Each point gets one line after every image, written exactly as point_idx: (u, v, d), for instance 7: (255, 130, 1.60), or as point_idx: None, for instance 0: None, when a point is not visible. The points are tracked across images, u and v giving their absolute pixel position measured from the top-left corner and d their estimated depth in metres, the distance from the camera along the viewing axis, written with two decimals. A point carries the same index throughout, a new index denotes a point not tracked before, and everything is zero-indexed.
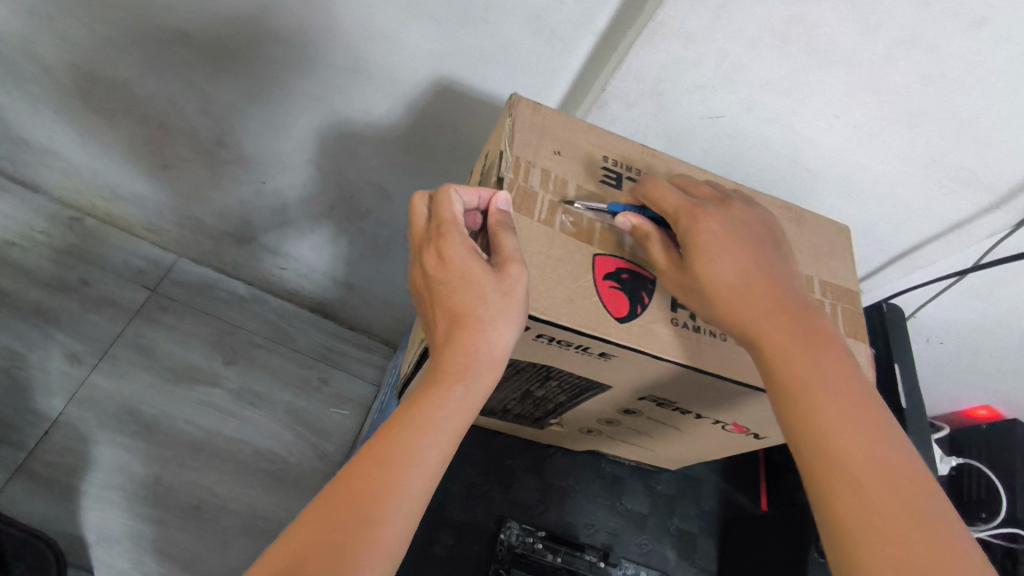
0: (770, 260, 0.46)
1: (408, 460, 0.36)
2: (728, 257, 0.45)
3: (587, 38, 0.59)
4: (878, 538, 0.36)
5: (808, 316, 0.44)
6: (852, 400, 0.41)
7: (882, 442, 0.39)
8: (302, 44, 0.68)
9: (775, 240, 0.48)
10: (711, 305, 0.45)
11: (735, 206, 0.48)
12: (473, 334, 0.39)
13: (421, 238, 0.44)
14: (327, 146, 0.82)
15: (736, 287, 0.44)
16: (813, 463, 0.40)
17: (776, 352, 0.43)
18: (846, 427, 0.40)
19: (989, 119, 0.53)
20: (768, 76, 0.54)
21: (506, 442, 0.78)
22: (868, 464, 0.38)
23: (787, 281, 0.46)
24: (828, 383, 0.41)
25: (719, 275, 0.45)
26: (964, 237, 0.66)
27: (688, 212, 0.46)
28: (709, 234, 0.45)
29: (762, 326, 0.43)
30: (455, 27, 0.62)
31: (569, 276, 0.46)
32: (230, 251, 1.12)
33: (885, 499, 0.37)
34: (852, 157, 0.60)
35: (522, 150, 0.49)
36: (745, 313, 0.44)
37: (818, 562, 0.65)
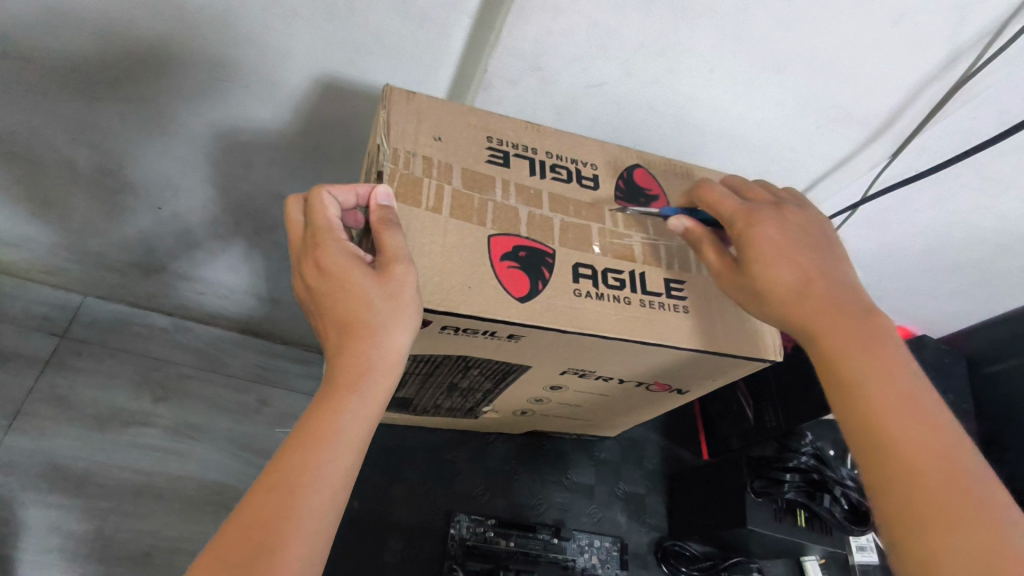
0: (826, 260, 0.47)
1: (309, 483, 0.36)
2: (786, 262, 0.46)
3: (461, 21, 0.57)
4: (935, 524, 0.37)
5: (863, 310, 0.45)
6: (908, 389, 0.41)
7: (936, 433, 0.40)
8: (166, 56, 0.63)
9: (830, 240, 0.49)
10: (771, 306, 0.46)
11: (788, 211, 0.49)
12: (365, 342, 0.40)
13: (298, 250, 0.43)
14: (217, 161, 0.78)
15: (794, 289, 0.45)
16: (870, 452, 0.40)
17: (833, 346, 0.43)
18: (902, 416, 0.40)
19: (849, 57, 0.55)
20: (640, 39, 0.54)
21: (447, 436, 0.78)
22: (924, 454, 0.39)
23: (843, 278, 0.47)
24: (883, 372, 0.42)
25: (776, 279, 0.46)
26: (849, 171, 0.69)
27: (744, 218, 0.48)
28: (765, 240, 0.47)
29: (819, 322, 0.44)
30: (323, 23, 0.59)
31: (463, 262, 0.45)
32: (140, 283, 1.06)
33: (942, 488, 0.38)
34: (733, 110, 0.61)
35: (399, 140, 0.48)
36: (802, 311, 0.45)
37: (755, 501, 0.69)
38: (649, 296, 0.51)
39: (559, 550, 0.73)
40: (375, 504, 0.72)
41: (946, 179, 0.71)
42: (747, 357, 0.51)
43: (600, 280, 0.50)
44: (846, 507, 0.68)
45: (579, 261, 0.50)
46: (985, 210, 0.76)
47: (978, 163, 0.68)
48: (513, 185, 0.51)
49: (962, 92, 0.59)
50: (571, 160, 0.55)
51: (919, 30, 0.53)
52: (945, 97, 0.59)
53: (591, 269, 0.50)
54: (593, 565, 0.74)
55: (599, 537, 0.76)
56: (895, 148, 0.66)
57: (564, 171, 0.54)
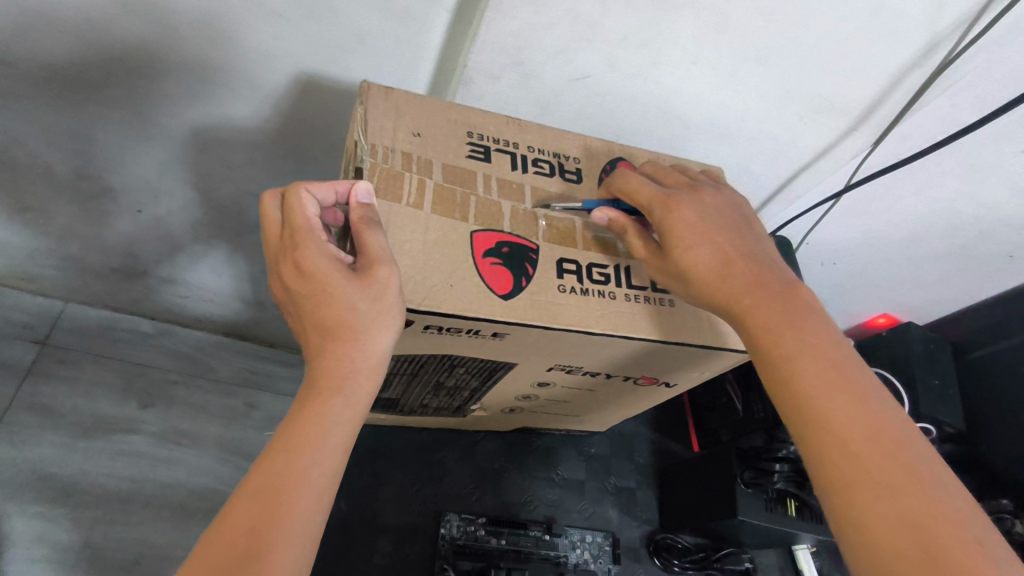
0: (747, 240, 0.47)
1: (295, 487, 0.35)
2: (706, 243, 0.46)
3: (440, 15, 0.57)
4: (869, 494, 0.37)
5: (787, 289, 0.45)
6: (836, 364, 0.41)
7: (863, 406, 0.39)
8: (141, 57, 0.62)
9: (749, 220, 0.49)
10: (697, 290, 0.46)
11: (707, 192, 0.49)
12: (348, 344, 0.39)
13: (277, 248, 0.41)
14: (196, 162, 0.76)
15: (717, 272, 0.45)
16: (804, 428, 0.40)
17: (759, 325, 0.43)
18: (832, 391, 0.40)
19: (831, 45, 0.55)
20: (623, 31, 0.54)
21: (436, 435, 0.77)
22: (855, 426, 0.39)
23: (764, 257, 0.46)
24: (811, 350, 0.42)
25: (698, 262, 0.45)
26: (832, 162, 0.69)
27: (661, 203, 0.47)
28: (685, 224, 0.46)
29: (743, 301, 0.44)
30: (302, 20, 0.58)
31: (446, 259, 0.45)
32: (122, 288, 1.04)
33: (873, 458, 0.38)
34: (716, 100, 0.61)
35: (376, 136, 0.47)
36: (725, 292, 0.45)
37: (745, 493, 0.69)
38: (635, 290, 0.50)
39: (550, 547, 0.73)
40: (364, 507, 0.72)
41: (927, 167, 0.71)
42: (732, 349, 0.51)
43: (584, 275, 0.49)
44: None
45: (563, 255, 0.49)
46: (967, 197, 0.76)
47: (959, 150, 0.69)
48: (495, 181, 0.50)
49: (942, 80, 0.59)
50: (553, 154, 0.54)
51: (896, 19, 0.53)
52: (926, 86, 0.59)
53: (576, 264, 0.49)
54: (585, 560, 0.74)
55: (590, 532, 0.76)
56: (877, 137, 0.66)
57: (546, 166, 0.53)
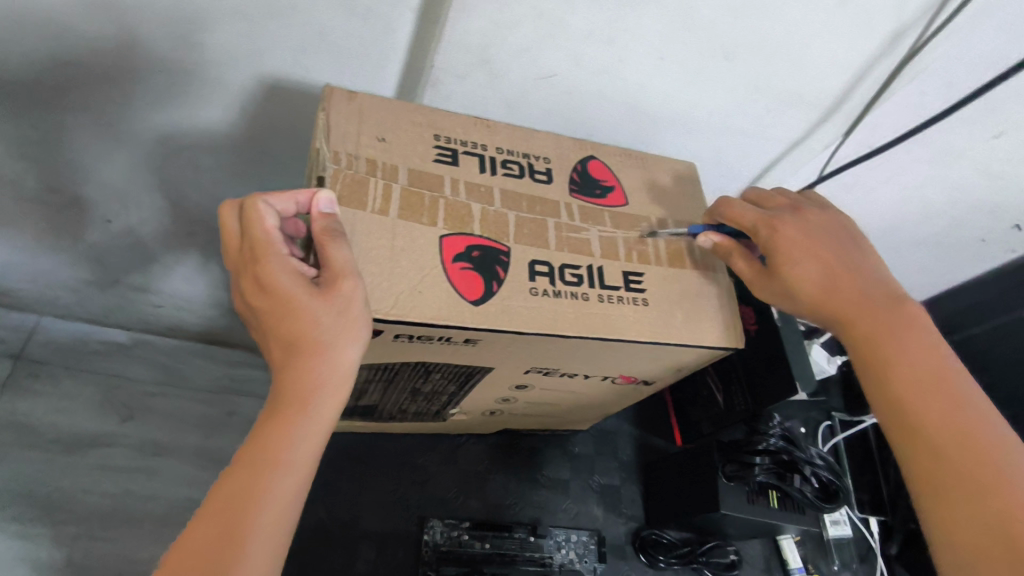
0: (850, 257, 0.49)
1: (260, 504, 0.35)
2: (811, 260, 0.48)
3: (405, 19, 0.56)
4: (956, 493, 0.41)
5: (893, 304, 0.47)
6: (935, 370, 0.45)
7: (959, 413, 0.43)
8: (98, 58, 0.59)
9: (853, 237, 0.51)
10: (803, 304, 0.49)
11: (810, 213, 0.51)
12: (312, 360, 0.38)
13: (237, 260, 0.40)
14: (162, 166, 0.74)
15: (822, 287, 0.48)
16: (899, 430, 0.45)
17: (863, 334, 0.47)
18: (928, 399, 0.44)
19: (796, 37, 0.55)
20: (589, 27, 0.53)
21: (417, 440, 0.76)
22: (948, 428, 0.43)
23: (869, 274, 0.49)
24: (910, 355, 0.46)
25: (805, 277, 0.48)
26: (804, 152, 0.70)
27: (767, 224, 0.50)
28: (791, 243, 0.49)
29: (849, 314, 0.47)
30: (261, 21, 0.56)
31: (416, 266, 0.44)
32: (98, 300, 1.01)
33: (963, 462, 0.42)
34: (684, 96, 0.61)
35: (340, 143, 0.46)
36: (830, 305, 0.48)
37: (728, 486, 0.69)
38: (608, 290, 0.50)
39: (535, 548, 0.72)
40: (344, 513, 0.71)
41: (898, 155, 0.72)
42: (706, 346, 0.51)
43: (557, 276, 0.48)
44: (815, 486, 0.69)
45: (535, 257, 0.48)
46: (937, 183, 0.77)
47: (927, 140, 0.69)
48: (463, 184, 0.49)
49: (913, 65, 0.59)
50: (522, 154, 0.53)
51: (864, 14, 0.53)
52: (894, 75, 0.60)
53: (548, 266, 0.48)
54: (571, 560, 0.73)
55: (575, 531, 0.75)
56: (848, 127, 0.66)
57: (516, 167, 0.52)
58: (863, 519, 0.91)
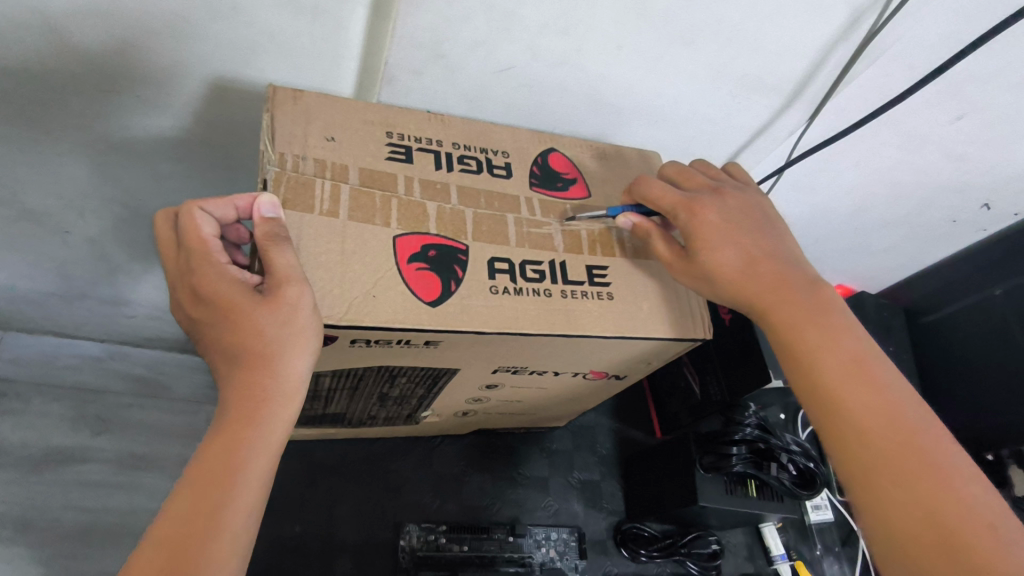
0: (767, 240, 0.49)
1: (210, 531, 0.34)
2: (729, 243, 0.48)
3: (356, 27, 0.52)
4: (883, 478, 0.41)
5: (809, 286, 0.47)
6: (857, 358, 0.45)
7: (880, 394, 0.43)
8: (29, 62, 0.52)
9: (769, 218, 0.51)
10: (722, 290, 0.49)
11: (729, 194, 0.50)
12: (257, 370, 0.37)
13: (175, 269, 0.39)
14: (116, 176, 0.67)
15: (741, 272, 0.48)
16: (824, 414, 0.44)
17: (785, 319, 0.46)
18: (851, 382, 0.43)
19: (754, 20, 0.53)
20: (543, 19, 0.51)
21: (391, 445, 0.75)
22: (875, 420, 0.42)
23: (786, 256, 0.49)
24: (832, 345, 0.45)
25: (724, 262, 0.48)
26: (769, 139, 0.69)
27: (685, 207, 0.49)
28: (709, 228, 0.48)
29: (766, 300, 0.47)
30: (205, 25, 0.51)
31: (369, 269, 0.43)
32: (67, 308, 0.89)
33: (888, 445, 0.41)
34: (646, 85, 0.60)
35: (286, 145, 0.45)
36: (749, 290, 0.48)
37: (706, 477, 0.68)
38: (572, 285, 0.48)
39: (515, 548, 0.71)
40: (320, 524, 0.69)
41: (868, 138, 0.71)
42: (672, 338, 0.50)
43: (518, 274, 0.47)
44: (793, 473, 0.68)
45: (495, 254, 0.47)
46: (906, 165, 0.76)
47: (893, 122, 0.69)
48: (418, 182, 0.48)
49: (868, 52, 0.58)
50: (480, 149, 0.52)
51: None
52: (853, 60, 0.59)
53: (508, 263, 0.47)
54: (551, 559, 0.73)
55: (555, 529, 0.74)
56: (811, 113, 0.66)
57: (473, 162, 0.51)
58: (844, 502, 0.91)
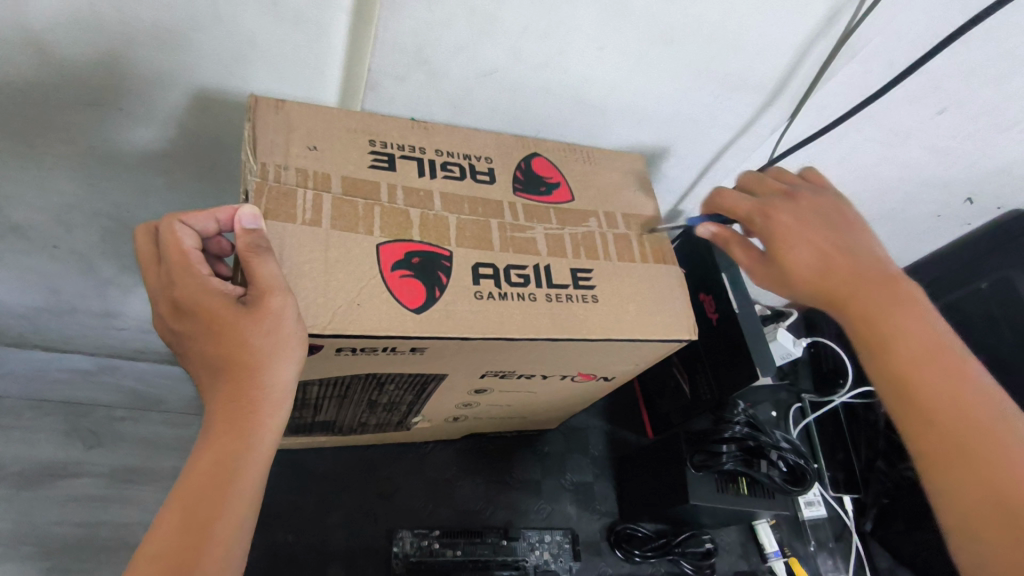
0: (845, 239, 0.49)
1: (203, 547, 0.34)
2: (805, 243, 0.49)
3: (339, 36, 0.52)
4: (951, 461, 0.42)
5: (887, 281, 0.47)
6: (936, 346, 0.45)
7: (953, 382, 0.44)
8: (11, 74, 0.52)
9: (849, 218, 0.51)
10: (800, 287, 0.49)
11: (803, 198, 0.52)
12: (244, 382, 0.37)
13: (155, 283, 0.39)
14: (102, 189, 0.67)
15: (818, 269, 0.48)
16: (895, 397, 0.45)
17: (860, 311, 0.47)
18: (923, 368, 0.44)
19: (735, 19, 0.54)
20: (524, 22, 0.52)
21: (384, 452, 0.75)
22: (948, 403, 0.43)
23: (865, 253, 0.49)
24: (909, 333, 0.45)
25: (798, 261, 0.49)
26: (753, 137, 0.70)
27: (761, 211, 0.51)
28: (784, 228, 0.49)
29: (842, 294, 0.47)
30: (189, 36, 0.51)
31: (352, 277, 0.43)
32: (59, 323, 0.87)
33: (957, 430, 0.42)
34: (629, 86, 0.60)
35: (268, 155, 0.45)
36: (825, 286, 0.48)
37: (696, 476, 0.68)
38: (556, 289, 0.49)
39: (509, 552, 0.71)
40: (314, 533, 0.69)
41: (851, 134, 0.72)
42: (658, 339, 0.50)
43: (502, 279, 0.47)
44: (783, 470, 0.69)
45: (479, 260, 0.47)
46: (890, 160, 0.77)
47: (875, 117, 0.69)
48: (400, 189, 0.48)
49: (847, 47, 0.58)
50: (463, 155, 0.52)
51: None
52: (832, 56, 0.59)
53: (492, 268, 0.47)
54: (545, 561, 0.72)
55: (548, 532, 0.74)
56: (794, 109, 0.66)
57: (456, 169, 0.51)
58: (837, 497, 0.92)
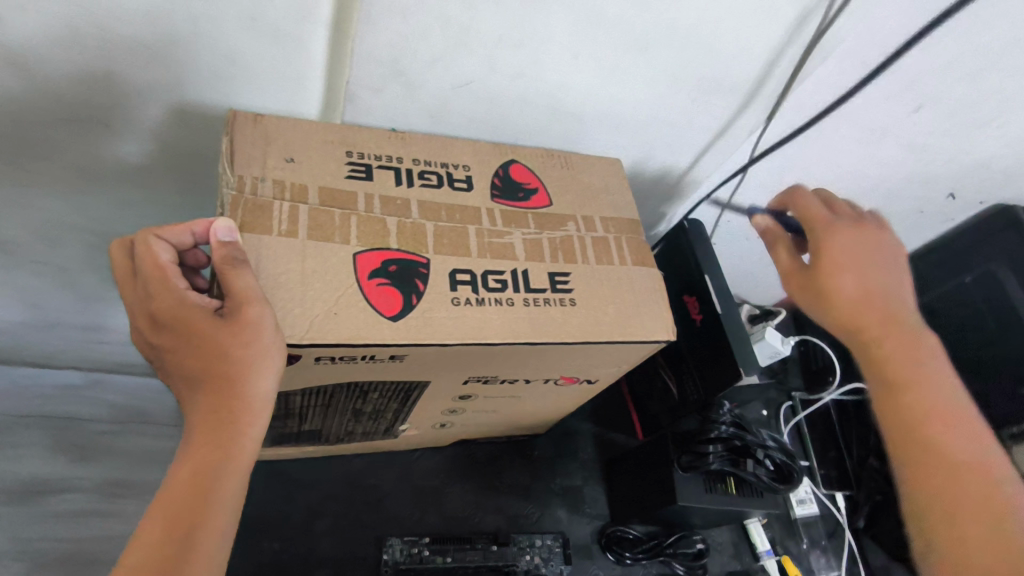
0: (889, 283, 0.52)
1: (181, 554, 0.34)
2: (853, 271, 0.52)
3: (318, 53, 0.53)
4: (940, 499, 0.45)
5: (914, 335, 0.51)
6: (947, 401, 0.48)
7: (954, 433, 0.47)
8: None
9: (900, 265, 0.54)
10: (830, 310, 0.53)
11: (868, 228, 0.54)
12: (224, 392, 0.38)
13: (134, 299, 0.40)
14: (87, 204, 0.67)
15: (855, 296, 0.52)
16: (898, 436, 0.49)
17: (882, 354, 0.51)
18: (929, 416, 0.48)
19: (707, 25, 0.55)
20: (499, 32, 0.52)
21: (373, 460, 0.75)
22: (944, 449, 0.46)
23: (903, 304, 0.53)
24: (933, 398, 0.49)
25: (839, 283, 0.52)
26: (731, 139, 0.70)
27: (824, 226, 0.53)
28: (840, 249, 0.52)
29: (869, 328, 0.51)
30: (168, 51, 0.51)
31: (330, 286, 0.43)
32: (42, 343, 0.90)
33: (949, 473, 0.45)
34: (606, 93, 0.61)
35: (245, 168, 0.45)
36: (854, 315, 0.52)
37: (683, 477, 0.68)
38: (534, 294, 0.49)
39: (499, 557, 0.71)
40: (302, 543, 0.69)
41: (829, 134, 0.73)
42: (636, 341, 0.50)
43: (480, 285, 0.48)
44: (769, 469, 0.69)
45: (456, 267, 0.48)
46: (869, 159, 0.78)
47: (851, 116, 0.70)
48: (378, 199, 0.48)
49: (820, 47, 0.59)
50: (441, 164, 0.53)
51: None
52: (805, 56, 0.60)
53: (470, 274, 0.48)
54: (536, 565, 0.72)
55: (538, 536, 0.75)
56: (770, 109, 0.67)
57: (434, 177, 0.52)
58: (830, 496, 0.92)
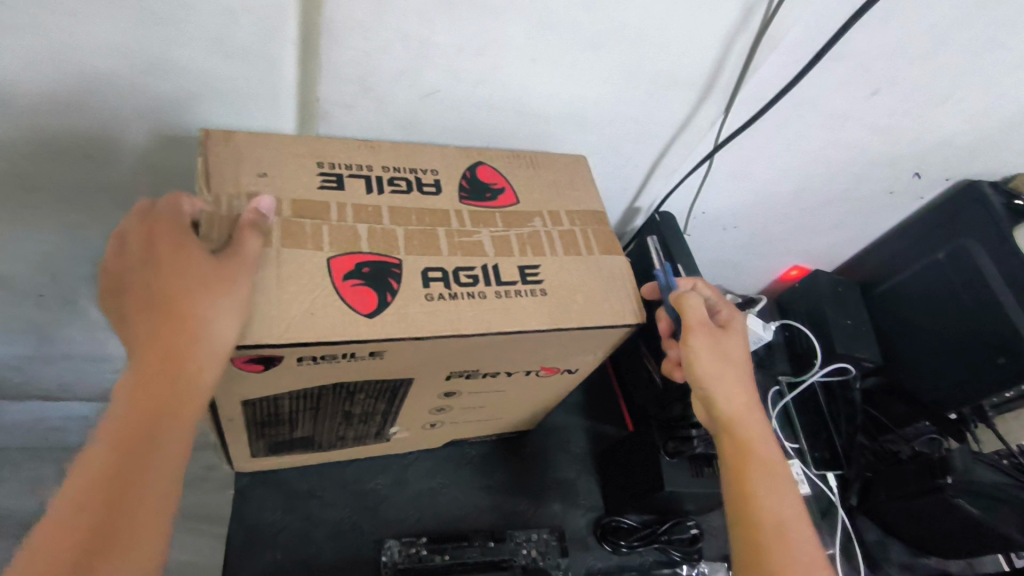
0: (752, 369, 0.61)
1: (116, 529, 0.36)
2: (743, 345, 0.60)
3: (287, 74, 0.55)
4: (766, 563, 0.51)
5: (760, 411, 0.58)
6: (776, 472, 0.55)
7: (778, 502, 0.54)
8: None
9: None
10: (711, 375, 0.56)
11: None
12: (185, 332, 0.40)
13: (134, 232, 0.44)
14: (75, 235, 0.69)
15: (741, 367, 0.58)
16: (736, 503, 0.54)
17: (740, 424, 0.57)
18: (761, 486, 0.54)
19: (656, 22, 0.57)
20: (458, 41, 0.55)
21: (367, 467, 0.77)
22: (769, 521, 0.53)
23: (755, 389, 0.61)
24: (770, 486, 0.54)
25: (737, 349, 0.59)
26: (694, 132, 0.73)
27: (728, 305, 0.61)
28: (738, 325, 0.60)
29: (740, 398, 0.57)
30: (144, 81, 0.54)
31: (306, 289, 0.45)
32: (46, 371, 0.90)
33: (771, 542, 0.52)
34: (567, 94, 0.64)
35: (219, 186, 0.48)
36: (735, 382, 0.57)
37: (670, 462, 0.70)
38: (505, 286, 0.51)
39: (496, 552, 0.72)
40: (302, 550, 0.71)
41: (791, 120, 0.75)
42: (607, 326, 0.52)
43: (452, 280, 0.50)
44: None
45: (428, 265, 0.50)
46: (832, 143, 0.80)
47: (808, 102, 0.73)
48: (349, 207, 0.51)
49: (768, 39, 0.62)
50: (409, 170, 0.55)
51: None
52: (755, 48, 0.63)
53: (441, 271, 0.50)
54: (533, 559, 0.74)
55: (534, 530, 0.76)
56: (726, 101, 0.69)
57: (403, 183, 0.54)
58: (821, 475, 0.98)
